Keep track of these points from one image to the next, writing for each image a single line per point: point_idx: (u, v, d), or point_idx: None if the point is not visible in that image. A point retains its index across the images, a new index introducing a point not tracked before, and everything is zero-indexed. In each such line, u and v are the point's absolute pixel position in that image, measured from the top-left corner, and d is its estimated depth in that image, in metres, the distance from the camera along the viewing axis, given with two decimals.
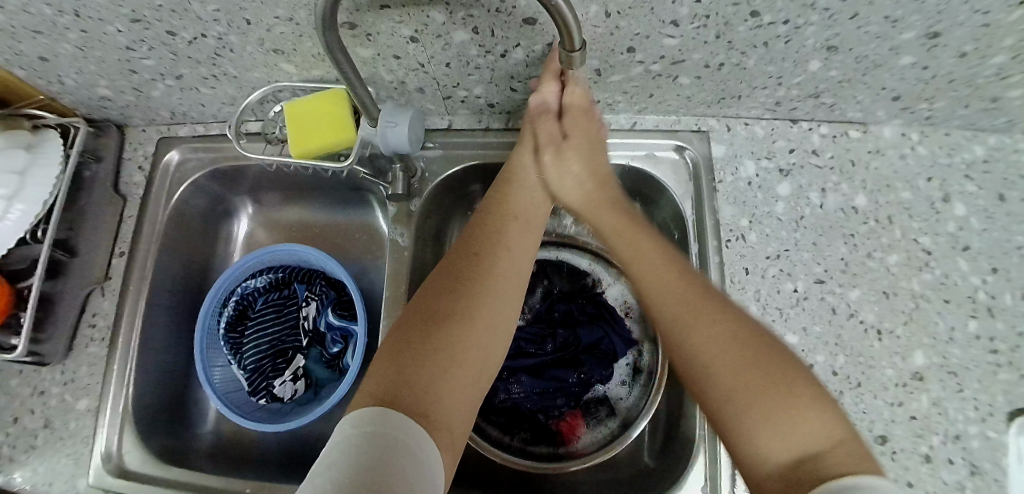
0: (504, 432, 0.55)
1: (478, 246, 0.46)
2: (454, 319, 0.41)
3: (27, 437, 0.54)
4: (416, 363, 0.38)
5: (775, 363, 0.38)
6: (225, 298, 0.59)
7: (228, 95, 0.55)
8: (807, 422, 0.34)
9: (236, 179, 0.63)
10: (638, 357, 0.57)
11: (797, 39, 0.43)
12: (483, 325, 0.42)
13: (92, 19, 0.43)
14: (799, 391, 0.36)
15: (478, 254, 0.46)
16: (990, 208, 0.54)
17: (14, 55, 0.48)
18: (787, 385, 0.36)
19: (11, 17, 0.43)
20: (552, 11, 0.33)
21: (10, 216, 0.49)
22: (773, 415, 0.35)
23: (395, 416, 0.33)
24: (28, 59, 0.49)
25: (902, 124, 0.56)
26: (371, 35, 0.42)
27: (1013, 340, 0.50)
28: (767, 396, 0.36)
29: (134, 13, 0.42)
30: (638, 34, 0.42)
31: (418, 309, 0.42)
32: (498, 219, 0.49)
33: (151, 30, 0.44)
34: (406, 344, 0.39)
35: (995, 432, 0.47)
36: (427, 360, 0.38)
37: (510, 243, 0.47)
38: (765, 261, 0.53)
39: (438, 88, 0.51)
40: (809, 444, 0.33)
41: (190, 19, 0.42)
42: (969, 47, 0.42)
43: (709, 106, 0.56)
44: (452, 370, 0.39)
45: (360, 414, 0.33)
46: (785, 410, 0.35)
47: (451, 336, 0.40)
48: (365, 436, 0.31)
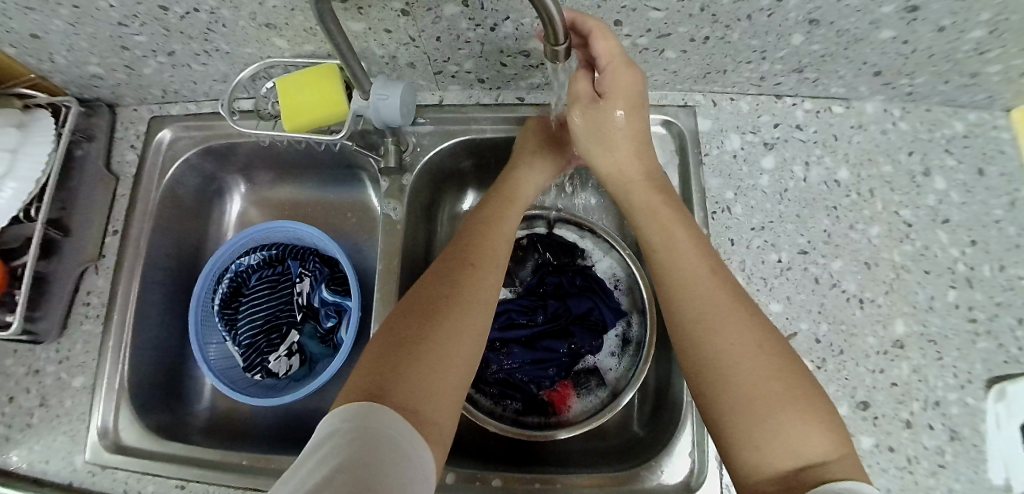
0: (496, 403, 0.57)
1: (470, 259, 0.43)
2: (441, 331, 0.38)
3: (23, 416, 0.54)
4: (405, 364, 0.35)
5: (797, 374, 0.36)
6: (219, 276, 0.60)
7: (220, 72, 0.55)
8: (815, 432, 0.33)
9: (227, 157, 0.63)
10: (627, 328, 0.58)
11: (780, 12, 0.44)
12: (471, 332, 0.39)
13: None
14: (812, 399, 0.35)
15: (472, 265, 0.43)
16: (969, 182, 0.55)
17: (5, 31, 0.48)
18: (802, 391, 0.35)
19: None
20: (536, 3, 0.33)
21: (2, 194, 0.50)
22: (784, 422, 0.33)
23: (381, 413, 0.31)
24: (19, 36, 0.49)
25: (883, 99, 0.58)
26: (362, 9, 0.43)
27: (992, 310, 0.51)
28: (781, 402, 0.34)
29: None
30: (625, 7, 0.43)
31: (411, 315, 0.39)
32: (489, 236, 0.46)
33: (143, 5, 0.45)
34: (396, 348, 0.36)
35: (974, 398, 0.49)
36: (415, 363, 0.35)
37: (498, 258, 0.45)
38: (749, 233, 0.54)
39: (429, 62, 0.51)
40: (813, 453, 0.32)
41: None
42: (947, 21, 0.43)
43: (695, 81, 0.57)
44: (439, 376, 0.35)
45: (346, 411, 0.31)
46: (797, 420, 0.33)
47: (437, 347, 0.37)
48: (351, 433, 0.29)
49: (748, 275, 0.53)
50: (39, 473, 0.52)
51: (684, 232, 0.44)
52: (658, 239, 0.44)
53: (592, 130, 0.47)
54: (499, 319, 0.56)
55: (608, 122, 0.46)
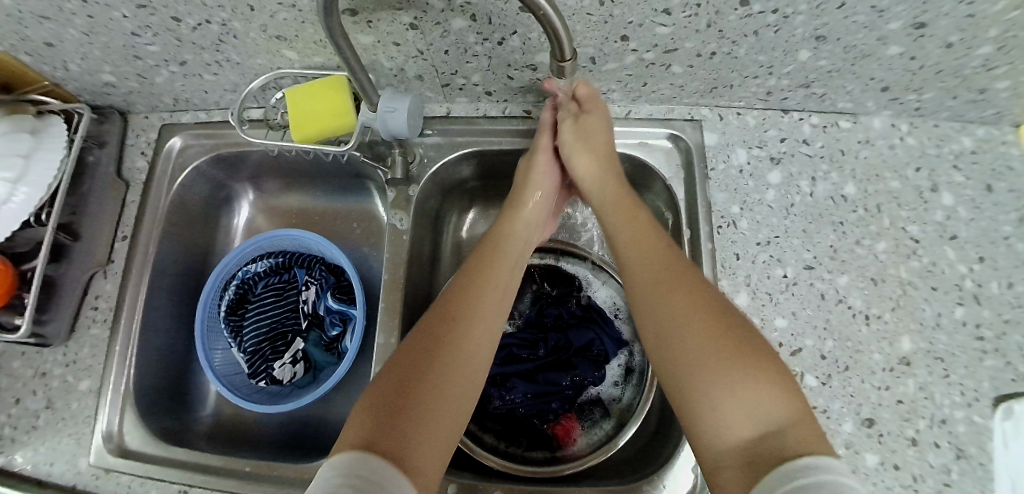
0: (501, 440, 0.55)
1: (459, 299, 0.45)
2: (429, 382, 0.39)
3: (29, 418, 0.55)
4: (399, 413, 0.36)
5: (749, 344, 0.38)
6: (228, 281, 0.61)
7: (231, 82, 0.56)
8: (767, 397, 0.35)
9: (237, 165, 0.64)
10: (630, 358, 0.58)
11: (786, 28, 0.44)
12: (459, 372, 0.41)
13: (98, 4, 0.44)
14: (767, 367, 0.37)
15: (460, 308, 0.44)
16: (977, 198, 0.55)
17: (20, 39, 0.49)
18: (755, 363, 0.37)
19: (19, 2, 0.44)
20: (540, 19, 0.35)
21: (16, 198, 0.50)
22: (736, 388, 0.36)
23: (373, 461, 0.32)
24: (33, 44, 0.50)
25: (891, 115, 0.57)
26: (371, 22, 0.44)
27: (999, 327, 0.51)
28: (731, 371, 0.36)
29: None
30: (632, 23, 0.44)
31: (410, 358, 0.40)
32: (486, 271, 0.48)
33: (156, 15, 0.45)
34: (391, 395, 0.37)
35: (981, 417, 0.48)
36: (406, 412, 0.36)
37: (489, 301, 0.46)
38: (755, 247, 0.54)
39: (437, 75, 0.52)
40: (768, 418, 0.34)
41: (196, 4, 0.43)
42: (955, 37, 0.44)
43: (702, 95, 0.57)
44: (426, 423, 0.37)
45: (341, 460, 0.32)
46: (748, 387, 0.35)
47: (424, 384, 0.38)
48: (343, 478, 0.30)
49: (753, 290, 0.53)
50: (44, 474, 0.53)
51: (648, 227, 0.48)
52: (626, 230, 0.49)
53: (580, 130, 0.53)
54: (499, 354, 0.56)
55: (590, 129, 0.53)
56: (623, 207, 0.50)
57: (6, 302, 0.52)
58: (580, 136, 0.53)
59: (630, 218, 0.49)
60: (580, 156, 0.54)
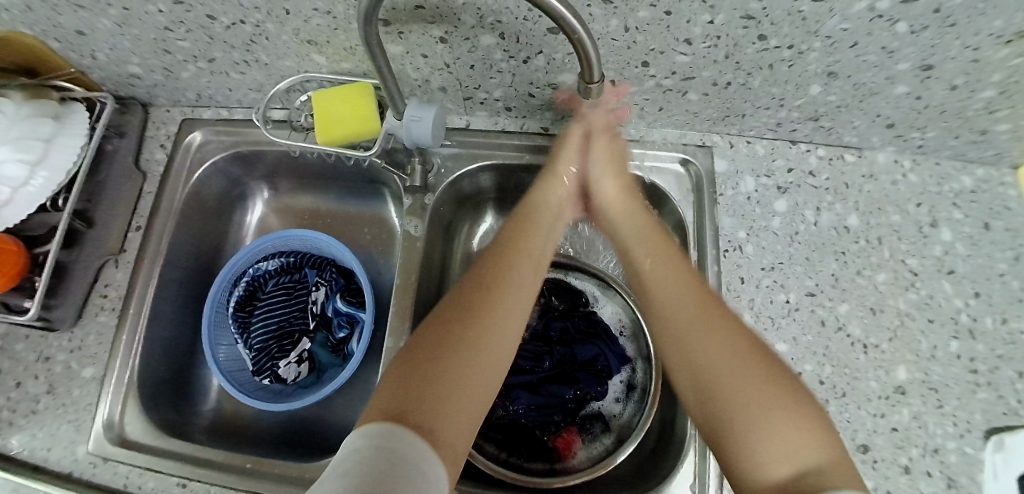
0: (502, 450, 0.55)
1: (489, 276, 0.46)
2: (458, 356, 0.40)
3: (29, 402, 0.55)
4: (425, 383, 0.38)
5: (784, 383, 0.39)
6: (237, 278, 0.61)
7: (256, 81, 0.57)
8: (803, 434, 0.36)
9: (254, 163, 0.65)
10: (631, 374, 0.58)
11: (800, 64, 0.46)
12: (489, 352, 0.42)
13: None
14: (802, 406, 0.38)
15: (490, 287, 0.46)
16: (975, 235, 0.57)
17: (52, 26, 0.50)
18: (788, 400, 0.38)
19: None
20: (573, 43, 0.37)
21: (35, 181, 0.51)
22: (775, 425, 0.37)
23: (401, 433, 0.33)
24: (65, 32, 0.51)
25: (894, 151, 0.59)
26: (403, 34, 0.45)
27: (992, 361, 0.52)
28: (768, 407, 0.38)
29: None
30: (653, 49, 0.46)
31: (439, 328, 0.42)
32: (513, 249, 0.49)
33: (192, 12, 0.46)
34: (421, 364, 0.39)
35: (972, 448, 0.49)
36: (434, 384, 0.38)
37: (519, 284, 0.47)
38: (759, 272, 0.55)
39: (460, 88, 0.53)
40: (808, 454, 0.35)
41: (233, 4, 0.44)
42: (959, 80, 0.46)
43: (714, 122, 0.58)
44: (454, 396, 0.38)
45: (369, 430, 0.33)
46: (785, 425, 0.37)
47: (453, 362, 0.40)
48: (372, 450, 0.31)
49: (756, 313, 0.54)
50: (40, 460, 0.53)
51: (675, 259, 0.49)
52: (655, 263, 0.49)
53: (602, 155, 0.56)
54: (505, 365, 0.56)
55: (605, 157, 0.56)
56: (649, 237, 0.51)
57: (17, 284, 0.52)
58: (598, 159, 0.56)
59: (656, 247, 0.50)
60: (607, 180, 0.56)
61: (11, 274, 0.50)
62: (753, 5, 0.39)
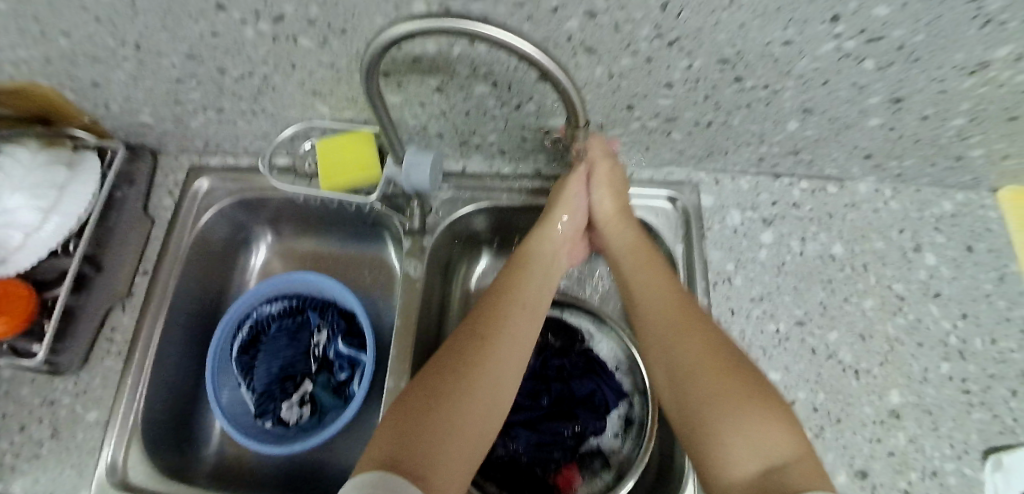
0: (503, 490, 0.54)
1: (485, 323, 0.48)
2: (452, 403, 0.42)
3: (32, 445, 0.54)
4: (420, 430, 0.40)
5: (756, 378, 0.42)
6: (240, 322, 0.62)
7: (262, 130, 0.59)
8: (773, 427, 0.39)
9: (259, 208, 0.67)
10: (630, 409, 0.57)
11: (776, 102, 0.49)
12: (483, 399, 0.43)
13: (150, 52, 0.48)
14: (774, 402, 0.40)
15: (484, 335, 0.47)
16: (959, 258, 0.59)
17: (69, 78, 0.53)
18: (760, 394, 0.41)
19: (75, 45, 0.48)
20: (560, 94, 0.40)
21: (47, 226, 0.53)
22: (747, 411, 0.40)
23: (393, 482, 0.35)
24: (81, 83, 0.54)
25: (874, 181, 0.62)
26: (402, 84, 0.48)
27: (984, 381, 0.53)
28: (739, 399, 0.40)
29: (191, 50, 0.47)
30: (636, 94, 0.48)
31: (434, 375, 0.44)
32: (507, 296, 0.51)
33: (202, 66, 0.49)
34: (416, 411, 0.41)
35: (971, 469, 0.50)
36: (429, 429, 0.40)
37: (515, 331, 0.49)
38: (749, 303, 0.57)
39: (456, 133, 0.55)
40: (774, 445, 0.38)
41: (241, 58, 0.48)
42: (929, 111, 0.48)
43: (698, 160, 0.61)
44: (449, 442, 0.40)
45: (363, 479, 0.35)
46: (754, 416, 0.39)
47: (448, 409, 0.41)
48: None
49: (748, 344, 0.55)
50: None
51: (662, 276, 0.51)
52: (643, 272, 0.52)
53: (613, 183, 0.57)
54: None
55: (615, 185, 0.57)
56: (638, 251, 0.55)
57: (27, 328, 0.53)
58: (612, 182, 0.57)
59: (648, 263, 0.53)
60: (608, 202, 0.57)
61: (22, 317, 0.51)
62: (727, 49, 0.42)
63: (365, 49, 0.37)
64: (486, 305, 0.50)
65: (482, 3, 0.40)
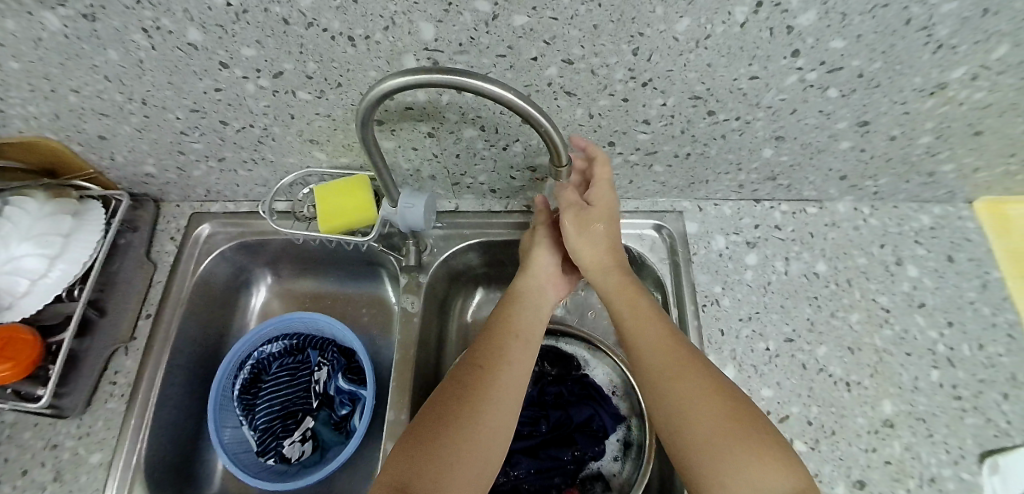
0: None
1: (485, 354, 0.50)
2: (454, 432, 0.44)
3: (35, 489, 0.54)
4: (427, 457, 0.42)
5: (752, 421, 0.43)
6: (242, 362, 0.63)
7: (262, 177, 0.61)
8: (773, 471, 0.40)
9: (258, 251, 0.69)
10: (627, 432, 0.59)
11: (749, 132, 0.51)
12: (488, 426, 0.45)
13: (156, 107, 0.51)
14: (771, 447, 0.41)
15: (483, 365, 0.49)
16: (941, 268, 0.61)
17: (76, 132, 0.55)
18: (758, 442, 0.41)
19: (85, 101, 0.50)
20: (543, 134, 0.42)
21: (52, 274, 0.54)
22: (744, 468, 0.40)
23: None
24: (88, 137, 0.56)
25: (852, 200, 0.64)
26: (395, 131, 0.50)
27: (974, 387, 0.55)
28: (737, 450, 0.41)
29: (195, 104, 0.50)
30: (617, 131, 0.51)
31: (437, 406, 0.46)
32: (502, 332, 0.52)
33: (205, 119, 0.52)
34: (422, 441, 0.43)
35: (969, 474, 0.51)
36: (435, 457, 0.42)
37: (512, 358, 0.50)
38: (738, 323, 0.58)
39: (448, 175, 0.58)
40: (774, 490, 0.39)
41: (243, 111, 0.50)
42: (896, 131, 0.51)
43: (680, 190, 0.63)
44: (455, 467, 0.42)
45: None
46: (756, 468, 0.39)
47: (451, 438, 0.44)
48: None
49: (739, 362, 0.56)
50: None
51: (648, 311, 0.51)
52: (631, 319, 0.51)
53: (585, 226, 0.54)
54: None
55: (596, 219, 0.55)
56: (625, 293, 0.53)
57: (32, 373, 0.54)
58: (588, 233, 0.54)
59: (632, 304, 0.52)
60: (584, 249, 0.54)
61: (27, 363, 0.52)
62: (698, 86, 0.45)
63: (360, 100, 0.39)
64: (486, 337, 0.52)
65: (468, 55, 0.42)
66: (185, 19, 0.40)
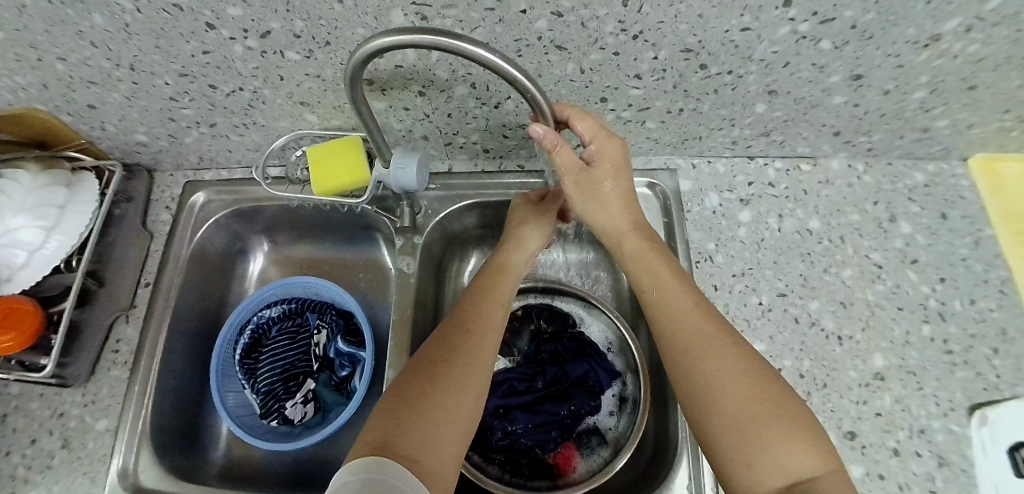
0: (503, 471, 0.56)
1: (473, 319, 0.49)
2: (443, 391, 0.42)
3: (44, 457, 0.55)
4: (414, 416, 0.40)
5: (779, 391, 0.41)
6: (242, 327, 0.64)
7: (254, 142, 0.61)
8: (802, 443, 0.38)
9: (254, 218, 0.69)
10: (623, 387, 0.61)
11: (741, 86, 0.51)
12: (473, 389, 0.44)
13: (144, 72, 0.50)
14: (799, 418, 0.39)
15: (470, 330, 0.48)
16: (933, 225, 0.62)
17: (65, 102, 0.55)
18: (787, 412, 0.39)
19: (71, 69, 0.50)
20: (531, 101, 0.42)
21: (49, 245, 0.54)
22: (772, 446, 0.37)
23: (388, 465, 0.36)
24: (77, 106, 0.55)
25: (846, 157, 0.64)
26: (386, 90, 0.50)
27: (965, 341, 0.56)
28: (766, 420, 0.38)
29: (183, 68, 0.50)
30: (609, 86, 0.51)
31: (425, 366, 0.44)
32: (487, 301, 0.51)
33: (195, 83, 0.51)
34: (412, 400, 0.41)
35: (958, 425, 0.52)
36: (423, 415, 0.40)
37: (496, 326, 0.49)
38: (731, 279, 0.59)
39: (440, 135, 0.58)
40: (803, 471, 0.36)
41: (232, 73, 0.50)
42: (890, 85, 0.51)
43: (674, 147, 0.63)
44: (442, 427, 0.40)
45: (358, 462, 0.36)
46: (786, 440, 0.37)
47: (440, 398, 0.42)
48: (362, 481, 0.34)
49: (732, 317, 0.57)
50: None
51: (671, 277, 0.49)
52: (653, 284, 0.49)
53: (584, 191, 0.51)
54: (501, 388, 0.58)
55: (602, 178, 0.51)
56: (646, 257, 0.50)
57: (34, 343, 0.54)
58: (597, 195, 0.51)
59: (653, 269, 0.49)
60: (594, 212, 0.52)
61: (30, 333, 0.52)
62: (689, 39, 0.45)
63: (347, 61, 0.39)
64: (472, 303, 0.51)
65: (457, 9, 0.42)
66: None
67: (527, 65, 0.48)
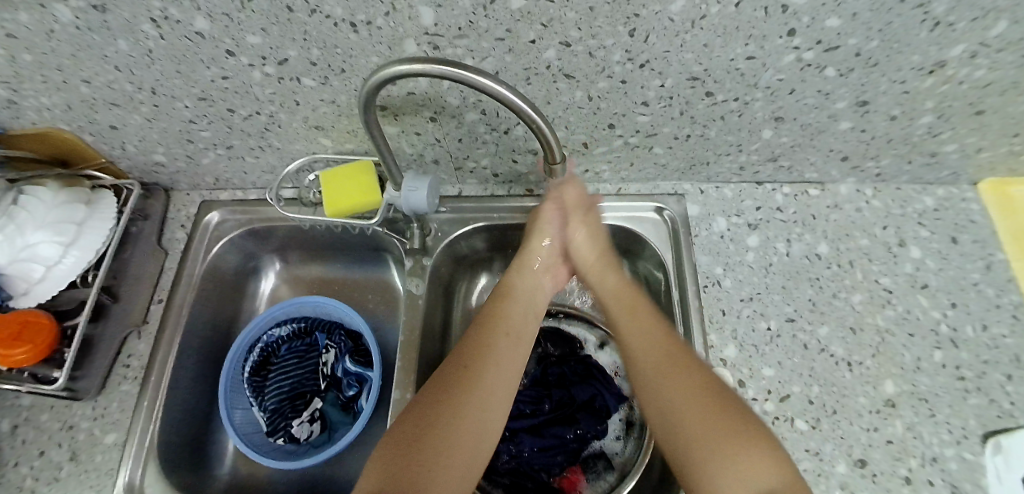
0: None
1: (473, 351, 0.51)
2: (442, 428, 0.45)
3: (52, 469, 0.55)
4: (413, 456, 0.42)
5: (740, 415, 0.43)
6: (252, 344, 0.65)
7: (269, 164, 0.63)
8: (765, 463, 0.40)
9: (267, 237, 0.70)
10: (630, 412, 0.61)
11: (748, 112, 0.52)
12: (473, 424, 0.46)
13: (165, 96, 0.52)
14: (762, 440, 0.41)
15: (471, 363, 0.49)
16: (944, 249, 0.61)
17: (88, 122, 0.56)
18: (747, 434, 0.42)
19: (95, 91, 0.52)
20: (536, 133, 0.43)
21: (66, 261, 0.55)
22: (734, 458, 0.40)
23: None
24: (99, 127, 0.57)
25: (855, 182, 0.65)
26: (398, 116, 0.51)
27: (978, 368, 0.55)
28: (726, 438, 0.42)
29: (202, 93, 0.51)
30: (616, 113, 0.52)
31: (426, 401, 0.46)
32: (493, 326, 0.53)
33: (213, 107, 0.53)
34: (410, 438, 0.44)
35: (971, 454, 0.51)
36: (420, 456, 0.42)
37: (500, 358, 0.51)
38: (739, 303, 0.59)
39: (451, 159, 0.59)
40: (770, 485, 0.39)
41: (249, 98, 0.51)
42: (896, 111, 0.51)
43: (682, 172, 0.64)
44: (441, 464, 0.43)
45: None
46: (749, 457, 0.40)
47: (438, 437, 0.44)
48: None
49: (741, 343, 0.57)
50: None
51: (645, 311, 0.53)
52: (626, 317, 0.53)
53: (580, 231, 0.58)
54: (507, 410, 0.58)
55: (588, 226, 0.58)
56: (622, 294, 0.55)
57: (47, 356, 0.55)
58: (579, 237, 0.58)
59: (629, 301, 0.54)
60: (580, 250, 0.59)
61: (45, 345, 0.53)
62: (696, 67, 0.46)
63: (361, 87, 0.40)
64: (473, 336, 0.52)
65: (468, 39, 0.43)
66: (191, 8, 0.41)
67: (536, 93, 0.49)
